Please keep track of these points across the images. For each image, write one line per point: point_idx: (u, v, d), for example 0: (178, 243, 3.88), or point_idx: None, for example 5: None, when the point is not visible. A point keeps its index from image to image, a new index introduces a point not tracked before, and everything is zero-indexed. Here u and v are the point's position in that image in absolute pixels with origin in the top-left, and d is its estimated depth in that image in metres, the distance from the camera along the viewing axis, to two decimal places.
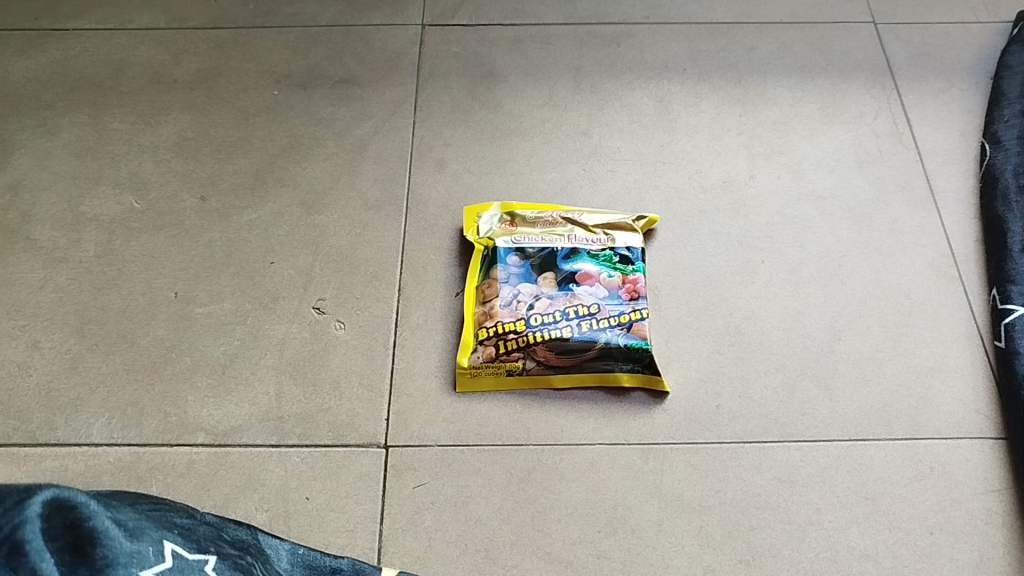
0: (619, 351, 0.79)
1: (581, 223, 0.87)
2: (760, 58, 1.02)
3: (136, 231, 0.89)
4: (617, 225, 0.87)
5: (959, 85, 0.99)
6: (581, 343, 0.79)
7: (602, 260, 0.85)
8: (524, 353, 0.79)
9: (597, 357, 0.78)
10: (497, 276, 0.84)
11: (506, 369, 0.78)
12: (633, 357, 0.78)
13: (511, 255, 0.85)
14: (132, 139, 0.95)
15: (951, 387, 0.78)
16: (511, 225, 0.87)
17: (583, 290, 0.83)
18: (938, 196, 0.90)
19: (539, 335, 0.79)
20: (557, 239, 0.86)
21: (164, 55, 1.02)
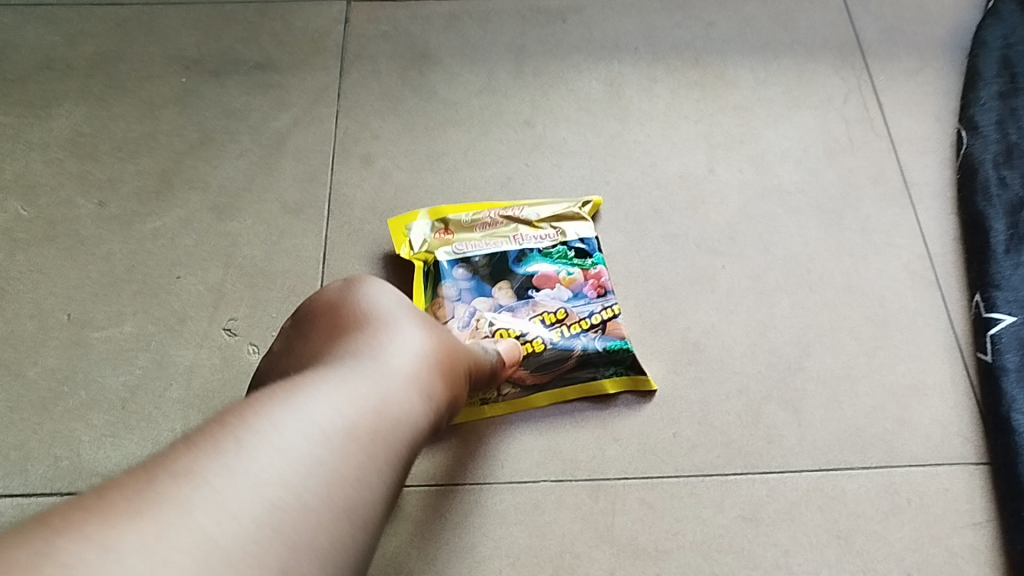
0: (599, 357, 0.72)
1: (524, 219, 0.79)
2: (718, 35, 0.93)
3: (23, 244, 0.78)
4: (565, 216, 0.79)
5: (934, 65, 0.91)
6: (557, 355, 0.72)
7: (556, 257, 0.77)
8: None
9: (574, 366, 0.72)
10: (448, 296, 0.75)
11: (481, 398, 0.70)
12: (610, 360, 0.72)
13: (456, 267, 0.76)
14: (19, 136, 0.85)
15: (929, 407, 0.71)
16: (445, 234, 0.78)
17: (545, 296, 0.76)
18: (912, 189, 0.83)
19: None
20: (503, 241, 0.78)
21: (56, 37, 0.91)
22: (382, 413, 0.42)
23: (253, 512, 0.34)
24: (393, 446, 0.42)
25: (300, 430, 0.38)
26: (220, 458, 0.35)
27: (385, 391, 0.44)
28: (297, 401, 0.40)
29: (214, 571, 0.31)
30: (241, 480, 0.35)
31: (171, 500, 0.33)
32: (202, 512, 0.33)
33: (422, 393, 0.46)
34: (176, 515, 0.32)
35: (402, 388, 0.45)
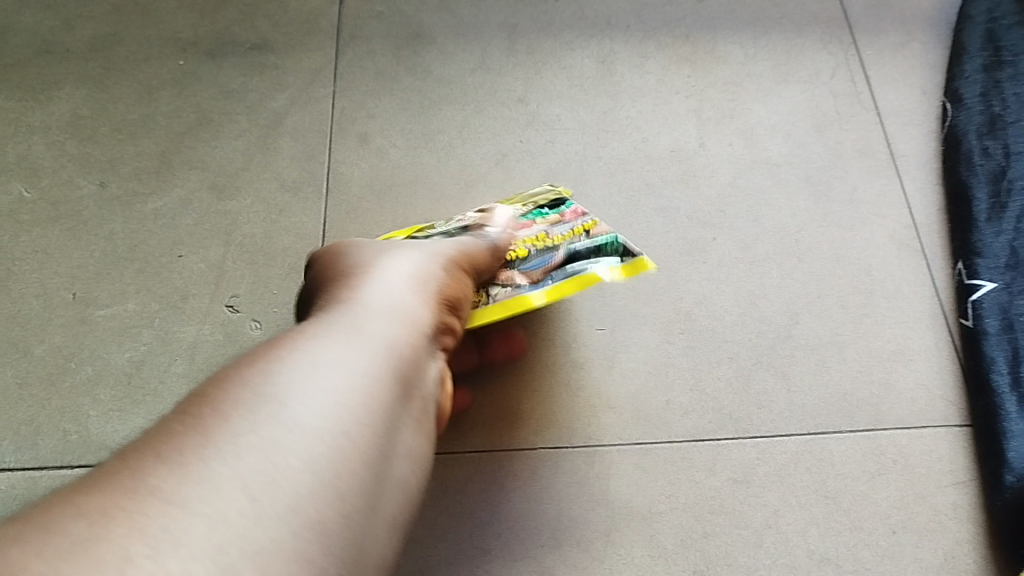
0: (584, 251, 0.67)
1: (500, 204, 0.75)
2: (708, 12, 0.95)
3: (27, 225, 0.80)
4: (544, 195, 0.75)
5: (920, 39, 0.93)
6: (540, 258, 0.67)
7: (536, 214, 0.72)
8: (482, 288, 0.65)
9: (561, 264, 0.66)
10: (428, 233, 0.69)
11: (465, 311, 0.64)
12: (598, 271, 0.67)
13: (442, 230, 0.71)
14: (20, 120, 0.86)
15: (914, 371, 0.73)
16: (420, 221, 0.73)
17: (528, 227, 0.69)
18: (899, 161, 0.85)
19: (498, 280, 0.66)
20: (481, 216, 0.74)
21: (54, 21, 0.92)
22: (367, 344, 0.47)
23: (261, 459, 0.38)
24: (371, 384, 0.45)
25: (289, 373, 0.42)
26: (197, 436, 0.38)
27: (365, 329, 0.48)
28: (280, 353, 0.44)
29: (219, 527, 0.34)
30: (224, 446, 0.37)
31: (183, 462, 0.36)
32: (193, 484, 0.35)
33: (407, 325, 0.51)
34: (171, 490, 0.35)
35: (384, 324, 0.50)
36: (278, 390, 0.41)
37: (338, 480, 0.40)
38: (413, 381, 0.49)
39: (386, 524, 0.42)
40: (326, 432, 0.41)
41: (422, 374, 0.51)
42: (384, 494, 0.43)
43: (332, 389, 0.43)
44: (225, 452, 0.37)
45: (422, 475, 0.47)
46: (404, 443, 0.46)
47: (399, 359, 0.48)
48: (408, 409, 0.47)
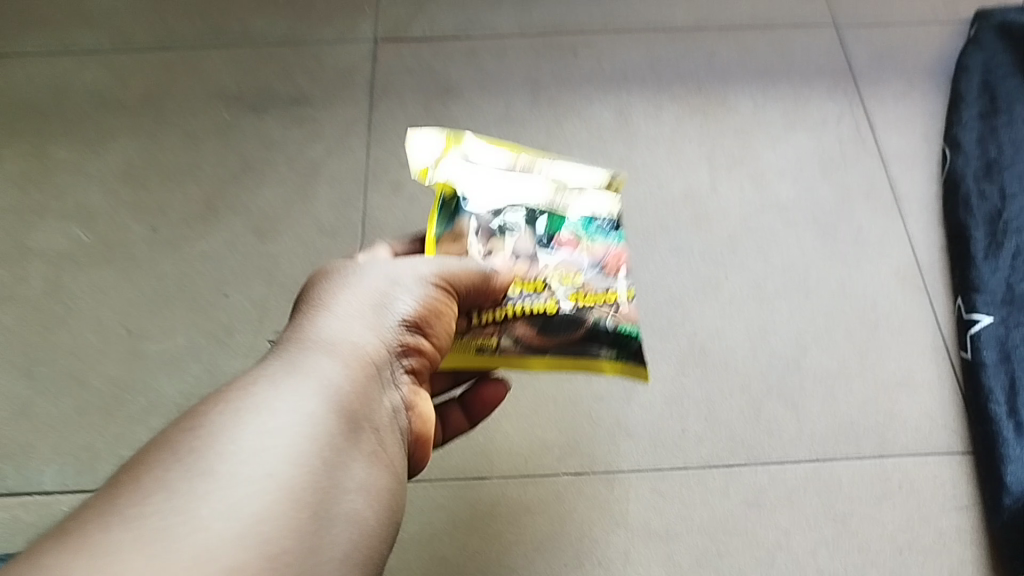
0: (610, 333, 0.58)
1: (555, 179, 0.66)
2: (719, 65, 1.01)
3: (85, 266, 0.86)
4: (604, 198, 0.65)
5: (921, 89, 0.98)
6: (570, 317, 0.58)
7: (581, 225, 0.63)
8: (500, 328, 0.58)
9: (583, 337, 0.58)
10: (463, 231, 0.61)
11: (477, 346, 0.58)
12: (618, 344, 0.58)
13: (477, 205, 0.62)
14: (78, 169, 0.93)
15: (918, 401, 0.77)
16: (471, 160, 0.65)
17: (564, 258, 0.61)
18: (902, 204, 0.89)
19: (518, 311, 0.58)
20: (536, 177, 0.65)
21: (110, 79, 1.00)
22: (308, 382, 0.44)
23: (175, 538, 0.34)
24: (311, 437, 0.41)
25: (212, 422, 0.39)
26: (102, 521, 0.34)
27: (305, 371, 0.44)
28: (210, 401, 0.41)
29: None
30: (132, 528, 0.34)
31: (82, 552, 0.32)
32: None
33: (361, 354, 0.48)
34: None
35: (325, 357, 0.46)
36: (206, 440, 0.38)
37: (267, 530, 0.36)
38: (360, 416, 0.45)
39: (335, 568, 0.39)
40: (249, 483, 0.37)
41: (373, 407, 0.47)
42: (336, 537, 0.40)
43: (261, 435, 0.40)
44: (146, 511, 0.34)
45: (377, 508, 0.43)
46: (350, 480, 0.42)
47: (339, 395, 0.45)
48: (355, 443, 0.44)
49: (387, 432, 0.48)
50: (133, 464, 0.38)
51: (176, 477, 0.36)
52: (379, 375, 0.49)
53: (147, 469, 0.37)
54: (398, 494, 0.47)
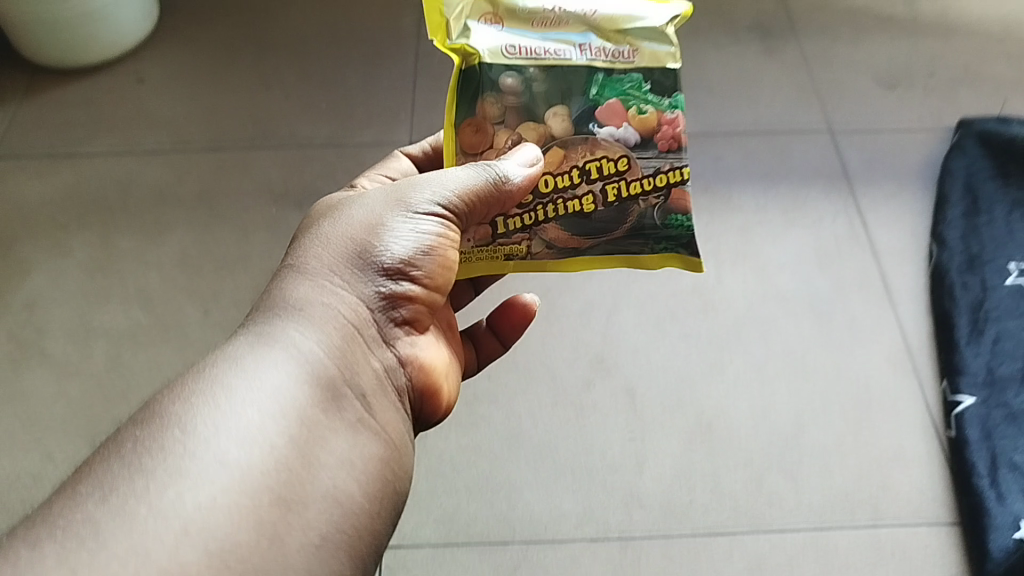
0: (652, 228, 0.59)
1: (598, 25, 0.57)
2: (724, 167, 1.10)
3: (144, 344, 0.95)
4: (654, 52, 0.57)
5: (910, 190, 1.07)
6: (606, 220, 0.58)
7: (628, 85, 0.57)
8: (531, 232, 0.59)
9: (624, 236, 0.59)
10: (489, 115, 0.57)
11: (506, 254, 0.59)
12: (662, 238, 0.60)
13: (506, 77, 0.56)
14: (139, 257, 1.02)
15: (909, 475, 0.83)
16: (493, 18, 0.56)
17: (608, 134, 0.57)
18: (893, 294, 0.97)
19: (554, 206, 0.58)
20: (568, 48, 0.57)
21: (170, 176, 1.10)
22: (281, 360, 0.47)
23: (131, 528, 0.38)
24: (278, 412, 0.45)
25: (186, 404, 0.44)
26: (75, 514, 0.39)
27: (277, 349, 0.47)
28: (181, 384, 0.45)
29: None
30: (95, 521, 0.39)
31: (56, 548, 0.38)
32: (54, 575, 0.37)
33: (345, 322, 0.50)
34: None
35: (297, 333, 0.49)
36: (175, 426, 0.43)
37: (227, 515, 0.40)
38: (337, 388, 0.48)
39: (307, 544, 0.42)
40: (210, 471, 0.41)
41: (356, 374, 0.50)
42: (307, 508, 0.43)
43: (227, 420, 0.43)
44: (110, 503, 0.39)
45: (361, 477, 0.46)
46: (326, 455, 0.45)
47: (312, 372, 0.47)
48: (332, 415, 0.47)
49: (376, 397, 0.51)
50: (107, 449, 0.43)
51: (144, 467, 0.41)
52: (366, 339, 0.51)
53: (116, 460, 0.41)
54: (393, 461, 0.50)
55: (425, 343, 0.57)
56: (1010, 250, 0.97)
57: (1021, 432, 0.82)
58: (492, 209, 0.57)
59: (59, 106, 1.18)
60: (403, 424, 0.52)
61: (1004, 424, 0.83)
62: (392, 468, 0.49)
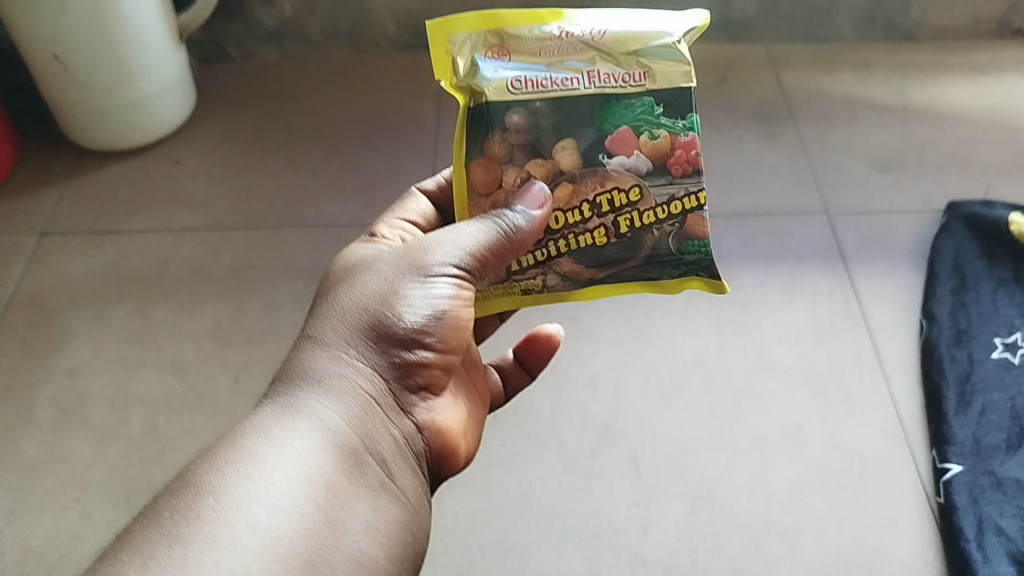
0: (666, 256, 0.65)
1: (608, 48, 0.60)
2: (725, 246, 1.16)
3: (177, 410, 1.01)
4: (668, 71, 0.60)
5: (902, 268, 1.12)
6: (617, 254, 0.65)
7: (638, 111, 0.61)
8: (546, 269, 0.65)
9: (635, 266, 0.66)
10: (496, 155, 0.62)
11: (524, 288, 0.66)
12: (681, 263, 0.66)
13: (511, 115, 0.60)
14: (175, 328, 1.09)
15: (902, 540, 0.88)
16: (500, 49, 0.60)
17: (618, 164, 0.62)
18: (885, 367, 1.02)
19: (568, 240, 0.64)
20: (577, 76, 0.60)
21: (204, 253, 1.17)
22: (309, 435, 0.54)
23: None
24: (307, 483, 0.52)
25: (227, 474, 0.51)
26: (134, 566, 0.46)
27: (304, 423, 0.55)
28: (219, 453, 0.52)
29: None
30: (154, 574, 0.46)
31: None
32: None
33: (365, 396, 0.58)
34: None
35: (318, 406, 0.56)
36: (218, 494, 0.50)
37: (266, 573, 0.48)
38: (356, 455, 0.56)
39: None
40: (244, 538, 0.48)
41: (374, 443, 0.57)
42: (334, 566, 0.51)
43: (258, 489, 0.51)
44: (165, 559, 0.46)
45: (382, 537, 0.54)
46: (350, 520, 0.53)
47: (336, 445, 0.55)
48: (353, 483, 0.55)
49: (395, 463, 0.58)
50: (146, 515, 0.50)
51: (193, 530, 0.48)
52: (384, 409, 0.59)
53: (155, 526, 0.48)
54: (411, 522, 0.57)
55: (442, 403, 0.64)
56: (995, 326, 1.03)
57: (1006, 497, 0.88)
58: (503, 259, 0.61)
59: (102, 186, 1.26)
60: (419, 485, 0.60)
61: (990, 489, 0.89)
62: (409, 528, 0.57)
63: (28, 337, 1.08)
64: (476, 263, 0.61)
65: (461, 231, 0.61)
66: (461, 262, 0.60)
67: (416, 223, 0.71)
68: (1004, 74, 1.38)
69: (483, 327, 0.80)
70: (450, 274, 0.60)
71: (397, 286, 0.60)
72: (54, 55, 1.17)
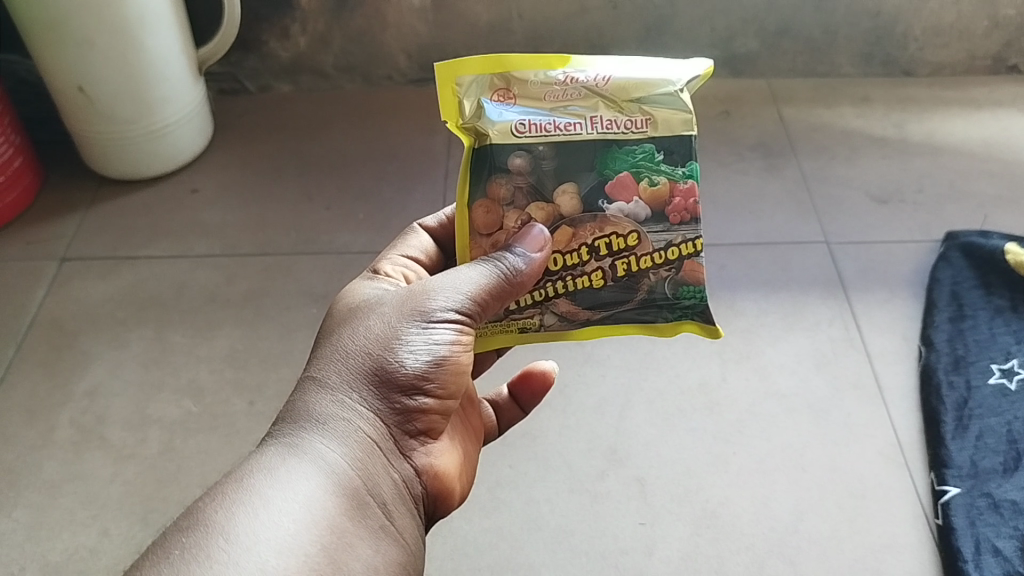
0: (663, 300, 0.69)
1: (611, 94, 0.63)
2: (728, 274, 1.18)
3: (193, 431, 1.04)
4: (669, 118, 0.63)
5: (901, 296, 1.15)
6: (614, 297, 0.68)
7: (638, 158, 0.64)
8: (544, 309, 0.68)
9: (632, 309, 0.69)
10: (499, 197, 0.65)
11: (521, 327, 0.69)
12: (677, 307, 0.69)
13: (513, 158, 0.63)
14: (191, 351, 1.12)
15: (902, 561, 0.90)
16: (506, 92, 0.63)
17: (617, 209, 0.65)
18: (885, 393, 1.04)
19: (566, 282, 0.67)
20: (580, 121, 0.63)
21: (219, 279, 1.20)
22: (314, 480, 0.57)
23: None
24: (310, 527, 0.54)
25: (233, 517, 0.53)
26: None
27: (307, 468, 0.57)
28: (225, 494, 0.55)
29: None
30: None
31: None
32: None
33: (368, 441, 0.60)
34: None
35: (322, 449, 0.58)
36: (225, 536, 0.52)
37: None
38: (359, 498, 0.58)
39: None
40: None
41: (376, 485, 0.60)
42: None
43: (264, 532, 0.53)
44: None
45: None
46: (353, 561, 0.55)
47: (339, 490, 0.57)
48: (356, 526, 0.57)
49: (395, 505, 0.61)
50: (155, 554, 0.52)
51: (201, 571, 0.50)
52: (385, 452, 0.61)
53: (166, 564, 0.51)
54: (408, 563, 0.60)
55: (440, 443, 0.66)
56: (992, 353, 1.06)
57: (1003, 519, 0.90)
58: (503, 301, 0.64)
59: (121, 213, 1.30)
60: (417, 527, 0.62)
61: (987, 511, 0.91)
62: (407, 569, 0.60)
63: (49, 359, 1.11)
64: (476, 307, 0.63)
65: (462, 276, 0.63)
66: (461, 307, 0.63)
67: (419, 259, 0.74)
68: (1000, 109, 1.42)
69: (480, 362, 0.82)
70: (450, 319, 0.63)
71: (399, 331, 0.62)
72: (79, 87, 1.21)
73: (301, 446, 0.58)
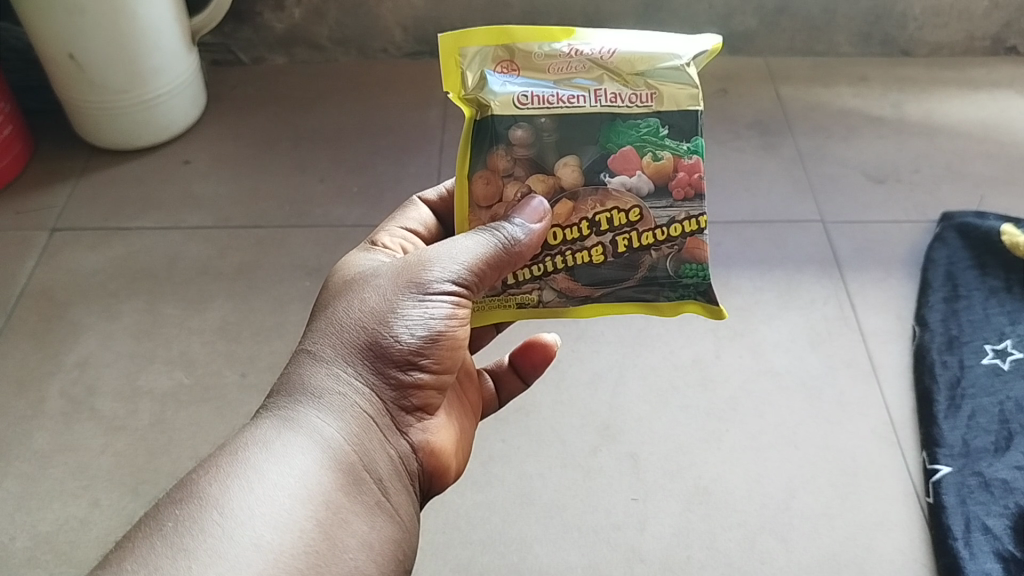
0: (665, 279, 0.68)
1: (616, 67, 0.62)
2: (724, 251, 1.18)
3: (184, 403, 1.03)
4: (676, 93, 0.63)
5: (896, 276, 1.14)
6: (614, 275, 0.68)
7: (642, 132, 0.63)
8: (541, 283, 0.68)
9: (633, 287, 0.68)
10: (499, 168, 0.64)
11: (519, 302, 0.68)
12: (679, 286, 0.68)
13: (515, 130, 0.63)
14: (183, 323, 1.11)
15: (893, 540, 0.90)
16: (509, 64, 0.62)
17: (620, 182, 0.64)
18: (878, 372, 1.04)
19: (565, 256, 0.67)
20: (584, 94, 0.62)
21: (212, 251, 1.19)
22: (307, 455, 0.56)
23: None
24: (304, 501, 0.54)
25: (225, 489, 0.53)
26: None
27: (300, 442, 0.57)
28: (218, 467, 0.55)
29: None
30: None
31: None
32: None
33: (363, 417, 0.60)
34: None
35: (318, 423, 0.58)
36: (217, 507, 0.52)
37: None
38: (354, 473, 0.58)
39: None
40: (246, 553, 0.50)
41: (372, 462, 0.59)
42: None
43: (259, 505, 0.53)
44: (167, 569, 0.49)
45: (376, 556, 0.56)
46: (348, 538, 0.55)
47: (333, 465, 0.57)
48: (351, 502, 0.56)
49: (391, 482, 0.60)
50: (147, 525, 0.51)
51: (193, 543, 0.50)
52: (381, 428, 0.61)
53: (159, 536, 0.50)
54: (404, 541, 0.60)
55: (436, 419, 0.66)
56: (986, 333, 1.06)
57: (993, 498, 0.91)
58: (500, 272, 0.63)
59: (112, 184, 1.28)
60: (412, 505, 0.62)
61: (977, 490, 0.91)
62: (402, 547, 0.59)
63: (39, 329, 1.10)
64: (473, 277, 0.62)
65: (458, 246, 0.63)
66: (458, 278, 0.62)
67: (417, 231, 0.74)
68: (998, 89, 1.41)
69: (479, 335, 0.82)
70: (447, 291, 0.62)
71: (395, 304, 0.62)
72: (70, 55, 1.19)
73: (295, 419, 0.58)
